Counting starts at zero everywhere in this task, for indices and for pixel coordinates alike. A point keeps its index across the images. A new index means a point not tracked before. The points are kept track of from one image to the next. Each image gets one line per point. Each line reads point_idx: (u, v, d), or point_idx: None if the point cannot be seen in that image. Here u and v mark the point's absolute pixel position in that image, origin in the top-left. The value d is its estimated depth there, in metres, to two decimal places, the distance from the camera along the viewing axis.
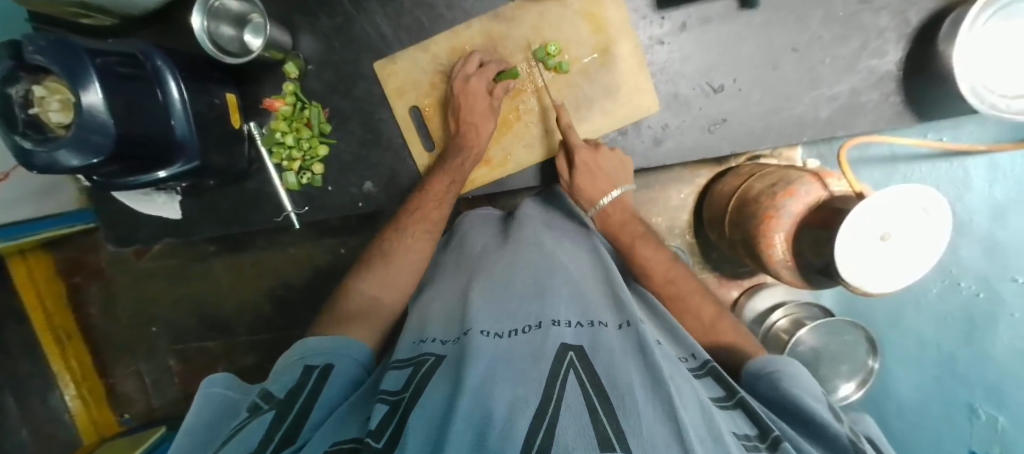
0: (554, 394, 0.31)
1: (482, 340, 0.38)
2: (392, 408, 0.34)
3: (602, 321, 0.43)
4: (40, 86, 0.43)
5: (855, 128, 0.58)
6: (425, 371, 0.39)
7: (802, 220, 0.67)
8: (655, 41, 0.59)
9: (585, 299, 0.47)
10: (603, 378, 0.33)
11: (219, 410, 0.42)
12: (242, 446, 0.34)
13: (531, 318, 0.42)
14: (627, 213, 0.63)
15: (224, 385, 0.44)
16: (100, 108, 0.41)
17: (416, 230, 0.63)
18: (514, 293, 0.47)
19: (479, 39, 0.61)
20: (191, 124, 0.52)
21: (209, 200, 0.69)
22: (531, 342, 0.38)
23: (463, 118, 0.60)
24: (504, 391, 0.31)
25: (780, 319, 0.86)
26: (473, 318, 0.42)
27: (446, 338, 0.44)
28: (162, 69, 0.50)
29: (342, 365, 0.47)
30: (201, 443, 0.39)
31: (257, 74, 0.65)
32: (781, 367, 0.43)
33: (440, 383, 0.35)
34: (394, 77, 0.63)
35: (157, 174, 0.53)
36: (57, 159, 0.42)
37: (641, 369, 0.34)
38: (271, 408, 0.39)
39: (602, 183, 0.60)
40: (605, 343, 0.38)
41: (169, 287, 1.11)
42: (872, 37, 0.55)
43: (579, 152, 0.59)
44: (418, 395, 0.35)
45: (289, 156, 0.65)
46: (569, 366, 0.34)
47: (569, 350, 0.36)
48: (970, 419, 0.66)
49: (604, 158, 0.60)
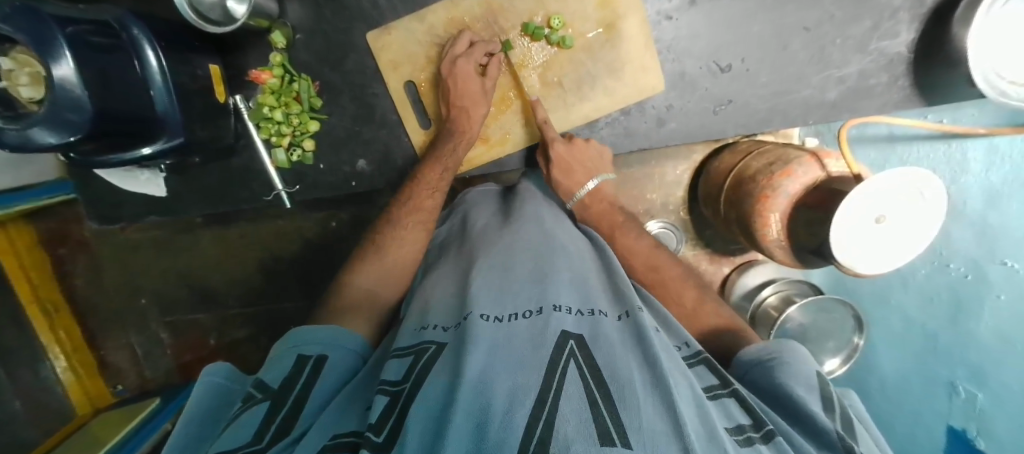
0: (554, 384, 0.31)
1: (483, 326, 0.38)
2: (392, 400, 0.35)
3: (602, 310, 0.43)
4: (6, 58, 0.39)
5: (860, 112, 0.57)
6: (427, 358, 0.38)
7: (798, 202, 0.67)
8: (664, 16, 0.56)
9: (585, 287, 0.47)
10: (604, 370, 0.33)
11: (214, 398, 0.42)
12: (237, 438, 0.34)
13: (531, 303, 0.42)
14: (607, 205, 0.62)
15: (223, 375, 0.44)
16: (74, 80, 0.38)
17: (409, 222, 0.61)
18: (514, 277, 0.47)
19: (477, 10, 0.57)
20: (173, 97, 0.49)
21: (195, 176, 0.67)
22: (531, 328, 0.38)
23: (459, 98, 0.57)
24: (505, 380, 0.31)
25: (769, 295, 0.90)
26: (474, 303, 0.42)
27: (447, 325, 0.43)
28: (139, 39, 0.46)
29: (337, 355, 0.46)
30: (199, 431, 0.39)
31: (240, 43, 0.60)
32: (779, 354, 0.43)
33: (439, 373, 0.35)
34: (388, 50, 0.59)
35: (140, 151, 0.50)
36: (30, 136, 0.39)
37: (641, 362, 0.35)
38: (266, 399, 0.39)
39: (580, 174, 0.59)
40: (605, 332, 0.39)
41: (159, 260, 1.10)
42: (886, 17, 0.53)
43: (555, 147, 0.59)
44: (418, 385, 0.35)
45: (278, 131, 0.62)
46: (570, 356, 0.34)
47: (569, 339, 0.36)
48: (951, 395, 0.72)
49: (581, 149, 0.60)
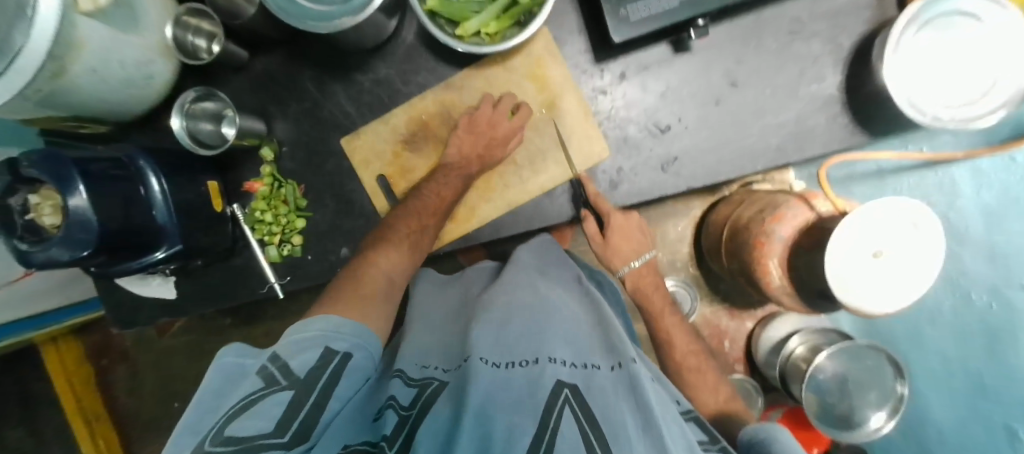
0: (549, 424, 0.34)
1: (483, 369, 0.40)
2: (403, 419, 0.40)
3: (595, 363, 0.43)
4: (35, 194, 0.48)
5: (808, 152, 0.58)
6: (430, 393, 0.42)
7: (794, 244, 0.66)
8: (599, 92, 0.62)
9: (580, 337, 0.47)
10: (599, 415, 0.35)
11: (224, 377, 0.39)
12: (259, 421, 0.33)
13: (528, 352, 0.43)
14: (652, 278, 0.70)
15: (235, 355, 0.41)
16: (85, 206, 0.45)
17: (413, 223, 0.59)
18: (515, 325, 0.46)
19: (433, 107, 0.65)
20: (172, 212, 0.57)
21: (201, 277, 0.73)
22: (527, 375, 0.39)
23: (482, 129, 0.60)
24: (506, 413, 0.35)
25: (797, 346, 0.84)
26: (475, 345, 0.44)
27: (447, 367, 0.47)
28: (144, 168, 0.55)
29: (359, 357, 0.44)
30: (203, 409, 0.36)
31: (238, 160, 0.70)
32: (769, 432, 0.44)
33: (444, 404, 0.40)
34: (359, 150, 0.67)
35: (154, 255, 0.57)
36: (52, 256, 0.46)
37: (634, 409, 0.37)
38: (289, 387, 0.37)
39: (627, 246, 0.67)
40: (599, 381, 0.40)
41: (190, 362, 1.14)
42: (809, 64, 0.57)
43: (613, 218, 0.63)
44: (424, 414, 0.39)
45: (269, 231, 0.68)
46: (565, 402, 0.36)
47: (565, 386, 0.38)
48: (1010, 441, 0.66)
49: (631, 227, 0.66)
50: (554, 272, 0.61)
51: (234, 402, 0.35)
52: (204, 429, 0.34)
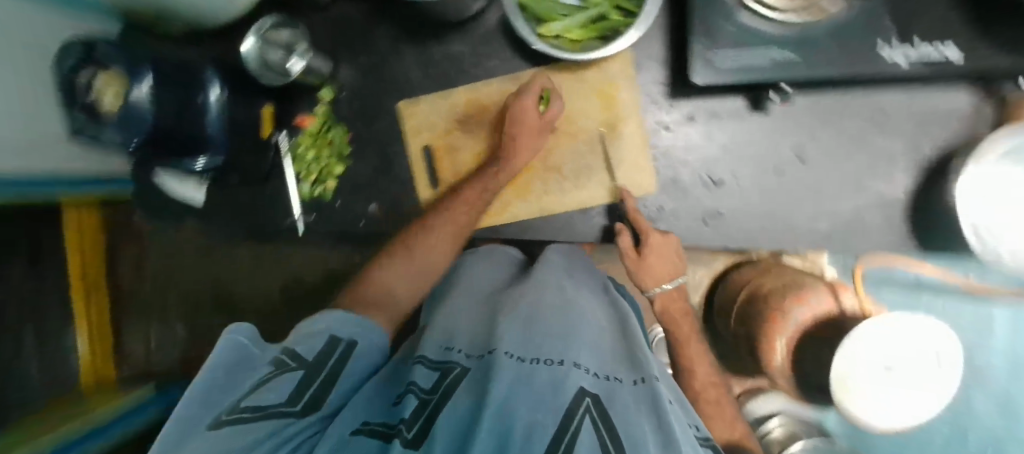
0: (570, 427, 0.29)
1: (508, 364, 0.35)
2: (423, 403, 0.34)
3: (617, 376, 0.39)
4: (99, 76, 0.49)
5: (854, 247, 0.57)
6: (454, 379, 0.37)
7: (807, 329, 0.64)
8: (663, 126, 0.60)
9: (602, 347, 0.43)
10: (621, 430, 0.31)
11: (232, 360, 0.38)
12: (274, 396, 0.35)
13: (553, 352, 0.38)
14: (681, 302, 0.63)
15: (247, 335, 0.40)
16: (143, 98, 0.49)
17: (438, 229, 0.59)
18: (541, 324, 0.43)
19: (496, 95, 0.64)
20: (224, 125, 0.57)
21: (232, 192, 0.73)
22: (550, 374, 0.35)
23: (514, 127, 0.59)
24: (525, 412, 0.30)
25: (775, 428, 0.82)
26: (502, 340, 0.40)
27: (471, 352, 0.42)
28: (211, 77, 0.55)
29: (364, 344, 0.46)
30: (217, 383, 0.37)
31: (295, 93, 0.70)
32: None
33: (466, 392, 0.34)
34: (413, 117, 0.67)
35: (198, 161, 0.59)
36: (104, 133, 0.51)
37: (655, 427, 0.33)
38: (301, 367, 0.39)
39: (660, 268, 0.60)
40: (621, 396, 0.36)
41: (198, 262, 1.10)
42: (883, 161, 0.55)
43: (648, 237, 0.58)
44: (447, 398, 0.34)
45: (308, 168, 0.69)
46: (586, 410, 0.31)
47: (587, 395, 0.33)
48: None
49: (660, 250, 0.59)
50: (581, 276, 0.57)
51: (249, 382, 0.37)
52: (217, 407, 0.35)
